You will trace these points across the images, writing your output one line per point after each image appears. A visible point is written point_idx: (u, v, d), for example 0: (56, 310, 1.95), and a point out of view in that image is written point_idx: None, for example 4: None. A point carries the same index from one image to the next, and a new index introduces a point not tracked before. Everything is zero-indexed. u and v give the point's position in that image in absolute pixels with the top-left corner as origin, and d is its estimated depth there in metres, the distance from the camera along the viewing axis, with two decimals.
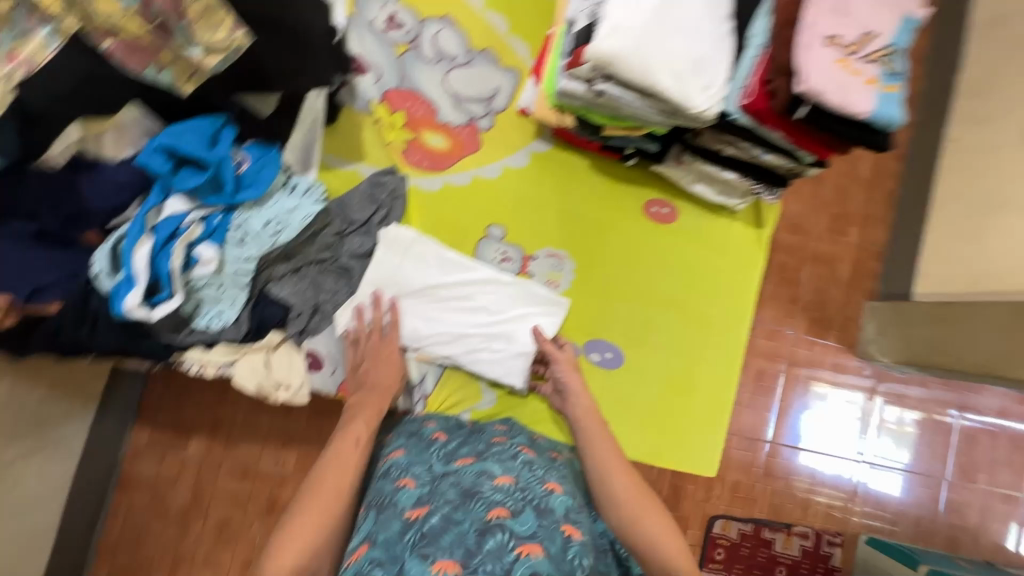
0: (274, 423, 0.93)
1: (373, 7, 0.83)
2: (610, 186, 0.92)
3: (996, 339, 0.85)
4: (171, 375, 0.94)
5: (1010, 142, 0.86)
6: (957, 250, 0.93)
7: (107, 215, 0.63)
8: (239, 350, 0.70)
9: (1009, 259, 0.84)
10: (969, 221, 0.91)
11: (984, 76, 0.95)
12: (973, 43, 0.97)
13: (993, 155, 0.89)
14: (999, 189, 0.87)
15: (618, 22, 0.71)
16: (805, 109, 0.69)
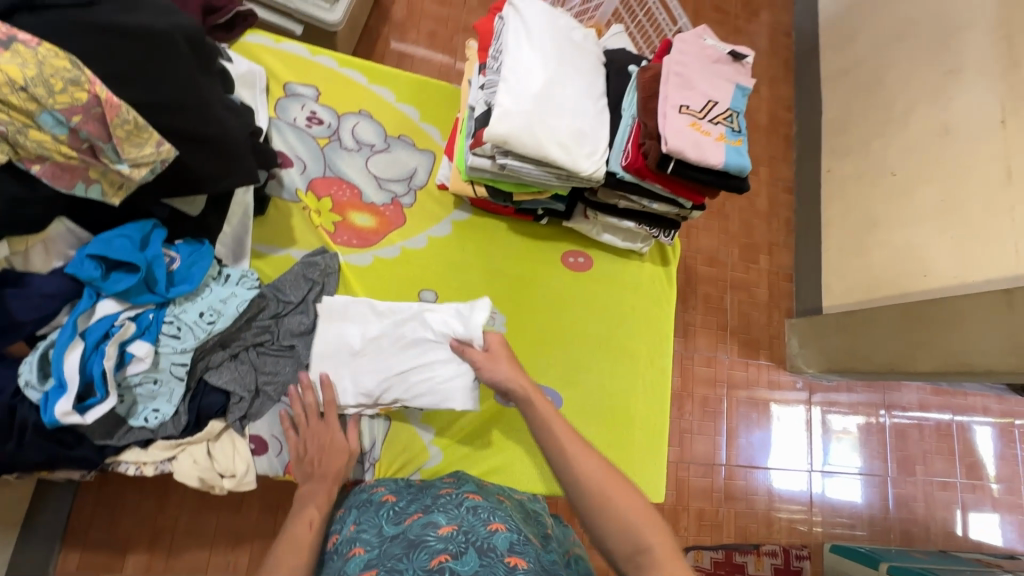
0: (220, 525, 1.07)
1: (294, 109, 0.94)
2: (530, 244, 1.01)
3: (890, 341, 1.25)
4: (102, 492, 1.04)
5: (883, 217, 1.31)
6: (840, 286, 1.43)
7: (34, 325, 0.64)
8: (178, 446, 0.76)
9: (873, 281, 1.33)
10: (854, 244, 1.39)
11: (838, 174, 1.47)
12: (829, 149, 1.52)
13: (874, 223, 1.33)
14: (866, 236, 1.35)
15: (507, 103, 0.78)
16: (673, 164, 0.77)
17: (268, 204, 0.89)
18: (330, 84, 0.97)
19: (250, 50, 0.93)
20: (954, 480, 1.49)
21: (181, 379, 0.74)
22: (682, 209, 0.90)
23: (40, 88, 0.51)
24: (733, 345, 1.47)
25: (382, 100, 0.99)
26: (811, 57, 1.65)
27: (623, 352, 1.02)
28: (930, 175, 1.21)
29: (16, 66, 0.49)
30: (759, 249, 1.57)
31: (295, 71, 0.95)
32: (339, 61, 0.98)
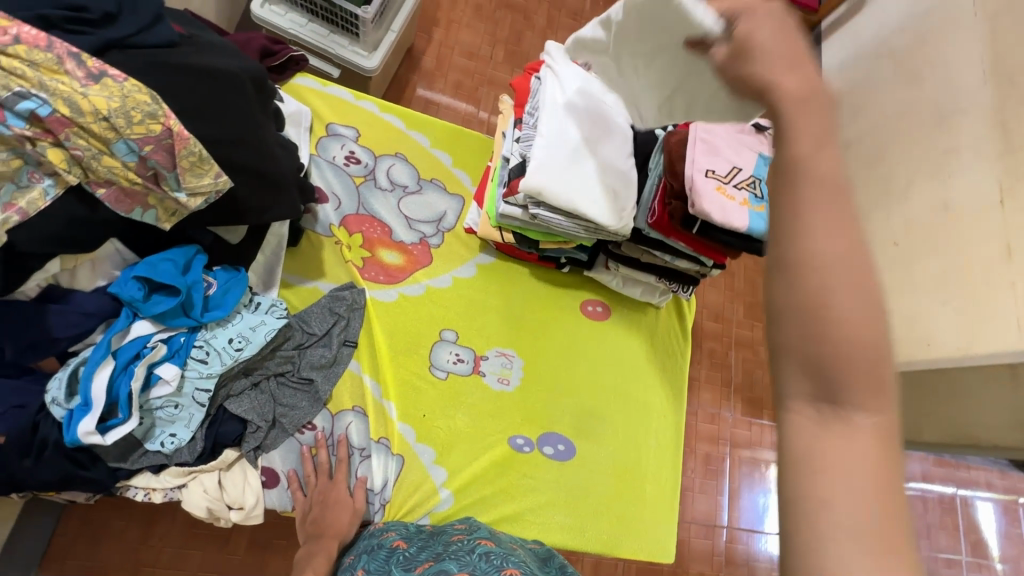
0: (203, 563, 1.02)
1: (333, 148, 0.98)
2: (550, 290, 1.03)
3: None
4: (87, 519, 1.01)
5: None
6: None
7: (68, 342, 0.65)
8: (190, 473, 0.75)
9: None
10: None
11: None
12: None
13: None
14: None
15: (543, 161, 0.83)
16: (698, 225, 0.81)
17: (302, 237, 0.91)
18: (370, 127, 1.01)
19: (298, 91, 0.98)
20: (959, 558, 1.46)
21: (201, 405, 0.74)
22: (702, 266, 0.93)
23: (121, 119, 0.54)
24: (738, 403, 1.47)
25: (417, 145, 1.04)
26: None
27: (637, 403, 1.02)
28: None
29: (104, 98, 0.53)
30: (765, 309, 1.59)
31: (338, 112, 1.00)
32: (380, 106, 1.03)
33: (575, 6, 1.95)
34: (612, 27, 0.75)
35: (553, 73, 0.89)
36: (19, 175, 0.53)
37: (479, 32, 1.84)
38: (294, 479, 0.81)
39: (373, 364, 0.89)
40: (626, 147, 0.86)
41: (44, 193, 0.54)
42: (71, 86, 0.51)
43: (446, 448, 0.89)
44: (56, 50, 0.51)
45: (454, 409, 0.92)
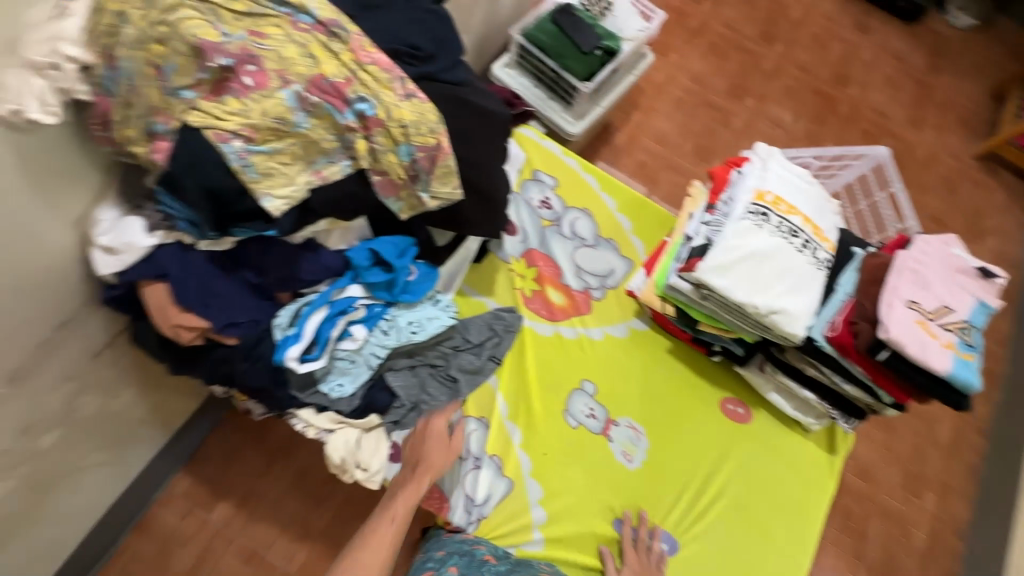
0: (294, 517, 1.27)
1: (533, 191, 1.11)
2: (694, 378, 1.01)
3: None
4: (226, 444, 1.31)
5: None
6: None
7: (304, 284, 0.81)
8: (340, 423, 0.87)
9: None
10: None
11: None
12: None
13: None
14: None
15: (734, 244, 0.82)
16: (887, 354, 0.75)
17: (485, 256, 1.03)
18: (568, 181, 1.13)
19: (519, 138, 1.13)
20: None
21: (370, 368, 0.86)
22: (876, 401, 0.84)
23: (412, 128, 0.69)
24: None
25: (604, 206, 1.12)
26: None
27: (761, 530, 0.93)
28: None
29: (409, 112, 0.69)
30: (927, 485, 1.37)
31: (545, 162, 1.13)
32: (582, 165, 1.14)
33: (779, 116, 1.96)
34: (780, 170, 0.91)
35: (759, 171, 0.91)
36: (333, 152, 0.68)
37: (675, 123, 1.94)
38: (414, 462, 0.89)
39: (515, 390, 0.96)
40: (819, 256, 0.84)
41: (340, 169, 0.70)
42: (392, 98, 0.67)
43: (554, 494, 0.91)
44: (393, 73, 0.68)
45: (574, 459, 0.93)
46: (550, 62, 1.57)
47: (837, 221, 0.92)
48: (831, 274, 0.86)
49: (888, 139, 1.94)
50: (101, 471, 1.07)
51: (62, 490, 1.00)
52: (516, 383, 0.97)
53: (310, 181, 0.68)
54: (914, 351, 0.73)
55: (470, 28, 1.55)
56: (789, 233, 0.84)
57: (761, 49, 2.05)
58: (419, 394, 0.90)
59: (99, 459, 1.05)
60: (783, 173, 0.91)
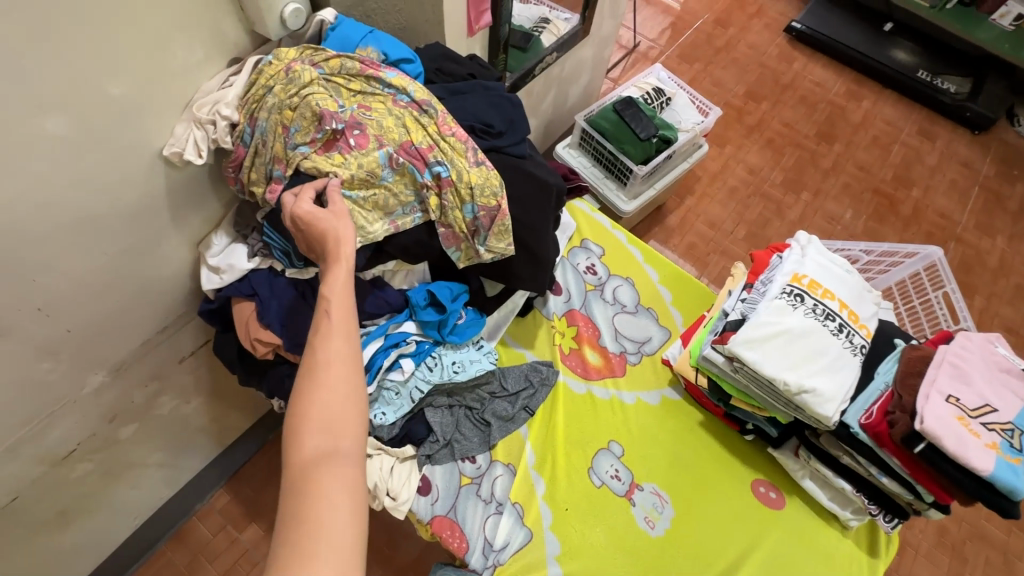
0: None
1: (581, 257, 1.19)
2: (723, 454, 1.00)
3: None
4: (269, 464, 1.38)
5: None
6: None
7: (366, 316, 0.90)
8: (378, 449, 0.91)
9: None
10: None
11: None
12: None
13: None
14: None
15: (768, 321, 0.86)
16: (923, 446, 0.74)
17: (531, 312, 1.11)
18: (615, 251, 1.21)
19: (573, 208, 1.24)
20: None
21: (412, 401, 0.93)
22: (917, 499, 0.81)
23: (477, 192, 0.80)
24: None
25: (647, 277, 1.19)
26: None
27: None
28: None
29: (477, 177, 0.80)
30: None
31: (594, 232, 1.23)
32: (628, 238, 1.23)
33: (835, 212, 1.98)
34: (820, 257, 0.95)
35: (798, 256, 0.95)
36: (407, 205, 0.80)
37: (729, 210, 2.01)
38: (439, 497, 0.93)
39: (543, 440, 0.99)
40: (855, 341, 0.86)
41: (411, 218, 0.81)
42: (465, 165, 0.79)
43: (573, 552, 0.91)
44: (467, 144, 0.80)
45: (594, 518, 0.94)
46: (609, 146, 1.71)
47: (877, 311, 0.93)
48: (869, 363, 0.87)
49: (954, 242, 1.91)
50: (160, 470, 1.17)
51: (126, 481, 1.10)
52: (544, 433, 1.00)
53: (384, 226, 0.79)
54: (952, 446, 0.72)
55: (538, 112, 1.73)
56: (825, 316, 0.87)
57: (818, 147, 2.12)
58: (453, 432, 0.96)
59: (161, 459, 1.15)
60: (823, 261, 0.94)
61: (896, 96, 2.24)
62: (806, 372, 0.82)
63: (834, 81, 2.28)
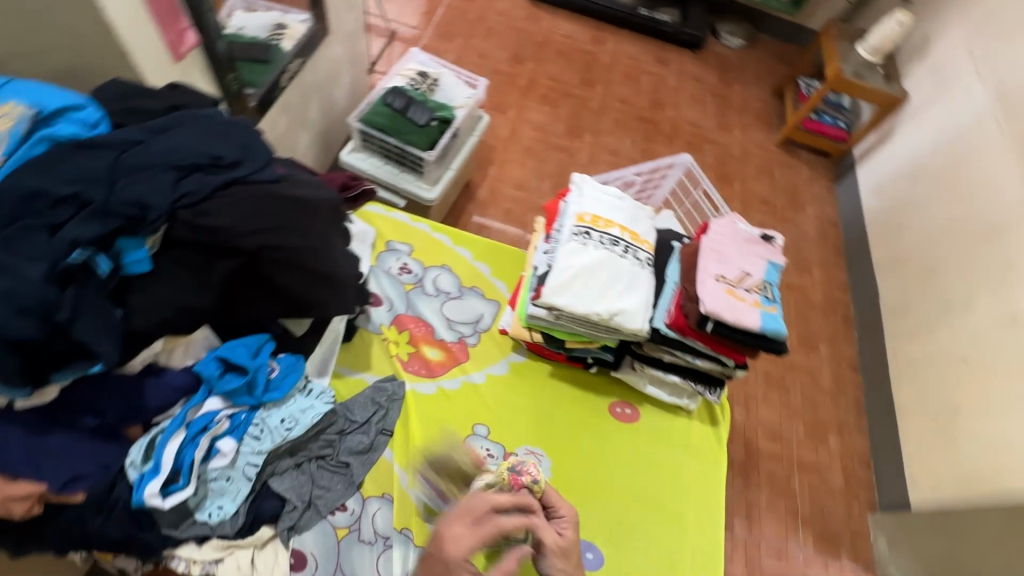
0: None
1: (390, 260, 1.15)
2: (577, 392, 1.07)
3: (991, 547, 1.15)
4: None
5: (966, 407, 1.32)
6: (935, 460, 1.36)
7: (154, 412, 0.77)
8: (227, 547, 0.80)
9: (964, 467, 1.28)
10: (935, 431, 1.38)
11: (906, 360, 1.54)
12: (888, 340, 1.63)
13: (954, 414, 1.34)
14: (949, 413, 1.36)
15: (566, 264, 0.92)
16: (712, 324, 0.86)
17: (356, 334, 1.04)
18: (423, 243, 1.19)
19: (367, 215, 1.19)
20: None
21: (249, 480, 0.81)
22: (725, 366, 0.95)
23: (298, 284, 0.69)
24: (810, 536, 1.41)
25: (462, 258, 1.19)
26: (861, 250, 1.86)
27: (675, 516, 0.98)
28: (1008, 369, 1.25)
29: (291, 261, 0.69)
30: (827, 431, 1.57)
31: (396, 232, 1.19)
32: (432, 227, 1.22)
33: (615, 146, 2.21)
34: (594, 192, 1.03)
35: (578, 197, 1.03)
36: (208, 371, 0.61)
37: (530, 169, 2.11)
38: (319, 567, 0.85)
39: (407, 454, 0.95)
40: (641, 256, 0.96)
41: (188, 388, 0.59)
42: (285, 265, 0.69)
43: None
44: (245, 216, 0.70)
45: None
46: (392, 139, 1.66)
47: (653, 223, 1.05)
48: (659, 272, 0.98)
49: (707, 144, 2.23)
50: None
51: None
52: (406, 447, 0.96)
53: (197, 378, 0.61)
54: (730, 315, 0.85)
55: (308, 123, 1.60)
56: (611, 243, 0.95)
57: (585, 93, 2.33)
58: (311, 490, 0.87)
59: None
60: (597, 194, 1.03)
61: (629, 34, 2.54)
62: (608, 295, 0.90)
63: (579, 32, 2.50)
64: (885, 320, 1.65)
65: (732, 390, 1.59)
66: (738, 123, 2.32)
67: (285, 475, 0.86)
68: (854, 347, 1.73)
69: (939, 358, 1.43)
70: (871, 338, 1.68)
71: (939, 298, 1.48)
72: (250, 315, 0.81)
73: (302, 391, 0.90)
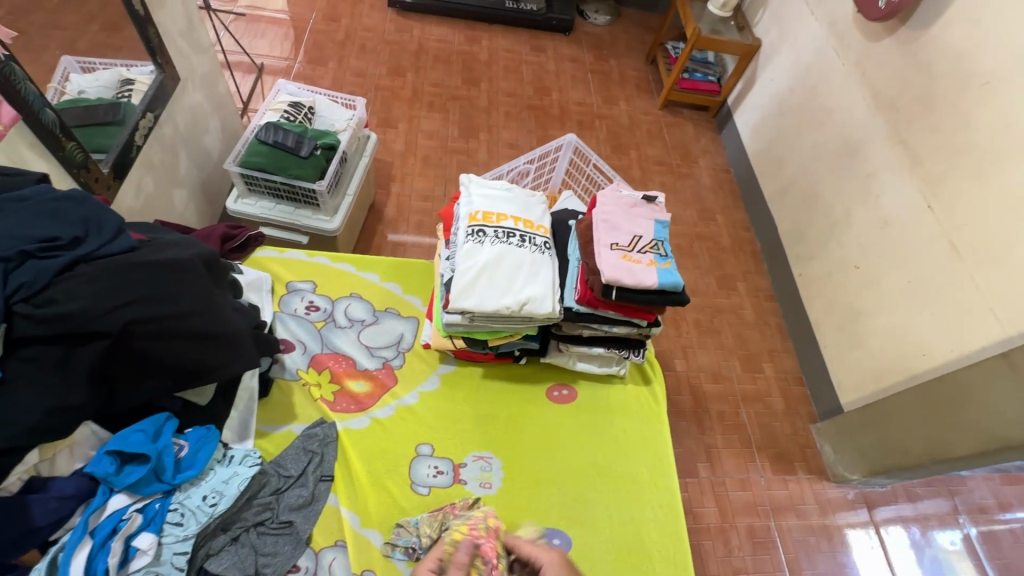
0: None
1: (294, 302, 1.10)
2: (513, 387, 1.08)
3: (911, 423, 1.27)
4: None
5: (865, 309, 1.45)
6: (852, 361, 1.49)
7: (49, 529, 0.68)
8: None
9: (875, 361, 1.42)
10: (846, 336, 1.52)
11: (810, 280, 1.67)
12: (792, 265, 1.76)
13: (858, 318, 1.48)
14: (852, 318, 1.49)
15: (466, 267, 0.92)
16: (616, 291, 0.89)
17: (272, 387, 0.99)
18: (326, 277, 1.15)
19: (259, 262, 1.13)
20: None
21: (181, 569, 0.75)
22: (640, 327, 0.99)
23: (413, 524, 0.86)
24: (767, 461, 1.50)
25: (370, 283, 1.16)
26: (753, 189, 2.00)
27: (631, 479, 1.01)
28: (890, 265, 1.39)
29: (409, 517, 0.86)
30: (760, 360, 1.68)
31: (294, 272, 1.14)
32: (332, 258, 1.18)
33: (512, 138, 2.23)
34: (480, 191, 1.04)
35: (466, 199, 1.03)
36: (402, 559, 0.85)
37: (433, 177, 2.09)
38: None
39: (353, 494, 0.92)
40: (538, 242, 0.98)
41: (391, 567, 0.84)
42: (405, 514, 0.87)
43: None
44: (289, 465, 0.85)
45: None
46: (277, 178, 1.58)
47: (546, 208, 1.07)
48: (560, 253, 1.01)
49: (597, 119, 2.30)
50: None
51: None
52: (351, 487, 0.92)
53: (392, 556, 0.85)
54: (630, 279, 0.88)
55: (181, 179, 1.49)
56: (507, 236, 0.96)
57: (471, 93, 2.33)
58: (255, 561, 0.81)
59: None
60: (484, 193, 1.04)
61: (501, 27, 2.57)
62: (514, 287, 0.91)
63: (451, 34, 2.51)
64: (786, 248, 1.78)
65: (669, 345, 1.66)
66: (620, 94, 2.42)
67: (222, 553, 0.80)
68: (766, 279, 1.85)
69: (835, 271, 1.56)
70: (779, 268, 1.81)
71: (823, 218, 1.62)
72: (139, 397, 0.75)
73: (222, 461, 0.85)
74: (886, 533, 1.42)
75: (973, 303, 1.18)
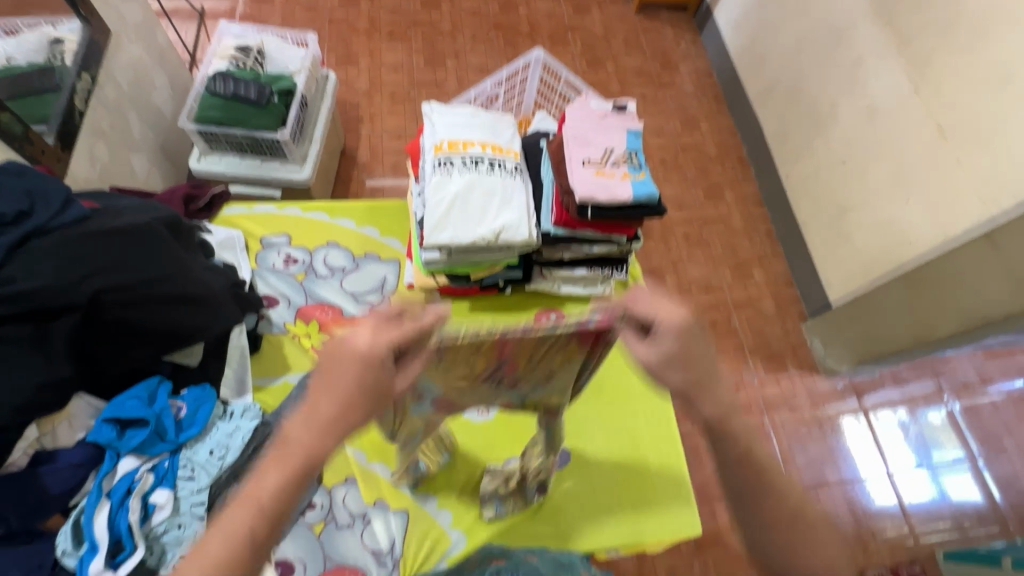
0: None
1: (271, 257, 1.08)
2: (501, 316, 1.08)
3: (897, 311, 1.30)
4: None
5: (851, 205, 1.44)
6: (839, 257, 1.50)
7: (66, 496, 0.71)
8: None
9: (860, 257, 1.42)
10: (833, 235, 1.51)
11: (797, 181, 1.64)
12: (779, 165, 1.71)
13: (846, 214, 1.46)
14: (840, 214, 1.47)
15: (438, 200, 0.89)
16: (591, 210, 0.87)
17: (263, 341, 1.00)
18: (299, 228, 1.12)
19: (229, 220, 1.10)
20: None
21: (201, 519, 0.77)
22: (621, 244, 0.98)
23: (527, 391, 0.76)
24: (761, 364, 1.55)
25: (346, 230, 1.14)
26: (737, 91, 1.91)
27: (623, 390, 1.05)
28: (875, 154, 1.36)
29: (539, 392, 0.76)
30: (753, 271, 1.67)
31: (266, 226, 1.11)
32: (304, 208, 1.15)
33: (482, 62, 2.10)
34: (443, 119, 0.99)
35: (430, 129, 0.98)
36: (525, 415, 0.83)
37: (404, 114, 2.00)
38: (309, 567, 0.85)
39: (355, 434, 0.95)
40: (508, 167, 0.94)
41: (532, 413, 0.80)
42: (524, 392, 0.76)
43: (442, 491, 0.92)
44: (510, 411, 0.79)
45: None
46: (237, 130, 1.50)
47: (515, 130, 1.02)
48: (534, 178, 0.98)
49: (570, 31, 2.16)
50: None
51: None
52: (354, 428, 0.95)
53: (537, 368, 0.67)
54: (604, 195, 0.86)
55: (137, 142, 1.42)
56: (476, 164, 0.93)
57: (432, 16, 2.17)
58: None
59: None
60: (447, 121, 0.99)
61: None
62: (489, 218, 0.89)
63: None
64: (772, 150, 1.74)
65: (659, 261, 1.66)
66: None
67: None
68: (755, 183, 1.81)
69: (822, 169, 1.53)
70: (766, 171, 1.77)
71: (809, 115, 1.57)
72: (121, 367, 0.76)
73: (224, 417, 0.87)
74: (875, 416, 1.50)
75: (958, 185, 1.16)
